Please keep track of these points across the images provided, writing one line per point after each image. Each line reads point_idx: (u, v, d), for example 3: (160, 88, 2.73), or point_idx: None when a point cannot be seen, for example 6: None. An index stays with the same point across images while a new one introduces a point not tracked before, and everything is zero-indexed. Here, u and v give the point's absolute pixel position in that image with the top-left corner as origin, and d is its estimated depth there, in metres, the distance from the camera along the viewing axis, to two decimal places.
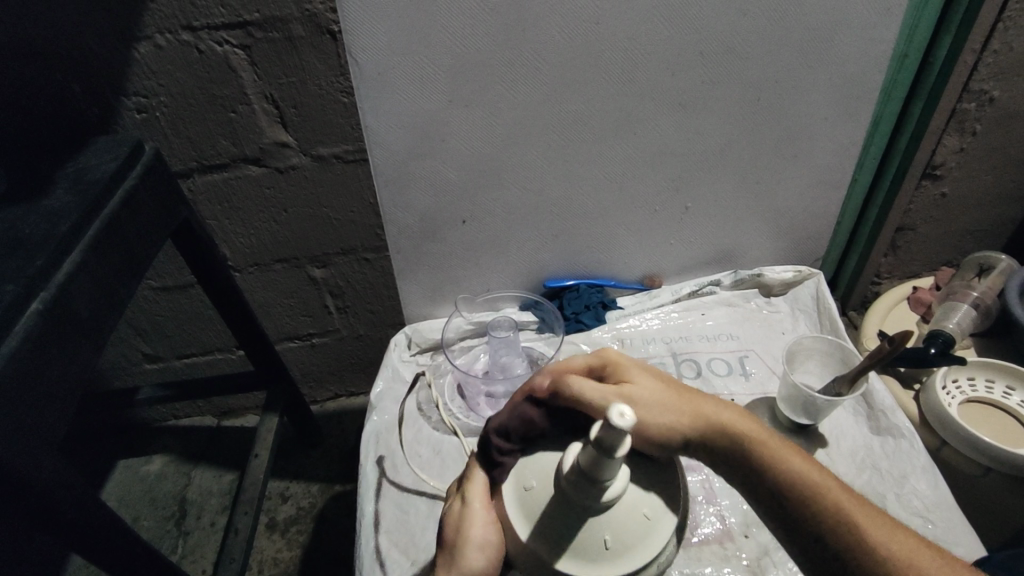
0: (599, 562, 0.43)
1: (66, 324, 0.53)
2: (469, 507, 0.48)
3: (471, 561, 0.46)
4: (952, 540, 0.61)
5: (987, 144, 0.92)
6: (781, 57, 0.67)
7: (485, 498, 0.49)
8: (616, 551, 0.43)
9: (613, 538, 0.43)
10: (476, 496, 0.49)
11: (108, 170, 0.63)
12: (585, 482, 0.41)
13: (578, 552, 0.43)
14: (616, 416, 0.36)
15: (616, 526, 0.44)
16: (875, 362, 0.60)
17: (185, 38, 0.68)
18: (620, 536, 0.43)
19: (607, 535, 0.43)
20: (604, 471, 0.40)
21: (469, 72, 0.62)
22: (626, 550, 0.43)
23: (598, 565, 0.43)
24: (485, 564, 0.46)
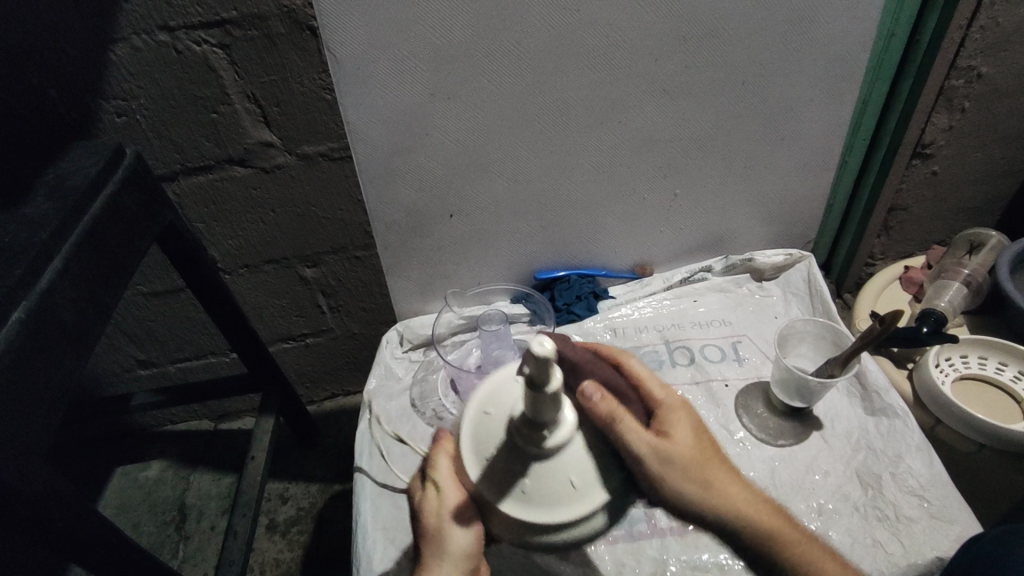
0: (564, 505, 0.47)
1: (50, 332, 0.53)
2: (444, 493, 0.50)
3: (457, 540, 0.49)
4: (948, 518, 0.61)
5: (977, 120, 0.92)
6: (764, 38, 0.66)
7: (453, 479, 0.51)
8: (576, 490, 0.48)
9: (575, 478, 0.48)
10: (448, 482, 0.51)
11: (89, 175, 0.62)
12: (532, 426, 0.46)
13: (540, 500, 0.47)
14: (536, 348, 0.40)
15: (573, 467, 0.48)
16: (865, 344, 0.59)
17: (162, 39, 0.67)
18: (580, 477, 0.48)
19: (569, 479, 0.48)
20: (546, 410, 0.44)
21: (450, 64, 0.61)
22: (587, 489, 0.48)
23: (560, 508, 0.47)
24: (472, 539, 0.50)
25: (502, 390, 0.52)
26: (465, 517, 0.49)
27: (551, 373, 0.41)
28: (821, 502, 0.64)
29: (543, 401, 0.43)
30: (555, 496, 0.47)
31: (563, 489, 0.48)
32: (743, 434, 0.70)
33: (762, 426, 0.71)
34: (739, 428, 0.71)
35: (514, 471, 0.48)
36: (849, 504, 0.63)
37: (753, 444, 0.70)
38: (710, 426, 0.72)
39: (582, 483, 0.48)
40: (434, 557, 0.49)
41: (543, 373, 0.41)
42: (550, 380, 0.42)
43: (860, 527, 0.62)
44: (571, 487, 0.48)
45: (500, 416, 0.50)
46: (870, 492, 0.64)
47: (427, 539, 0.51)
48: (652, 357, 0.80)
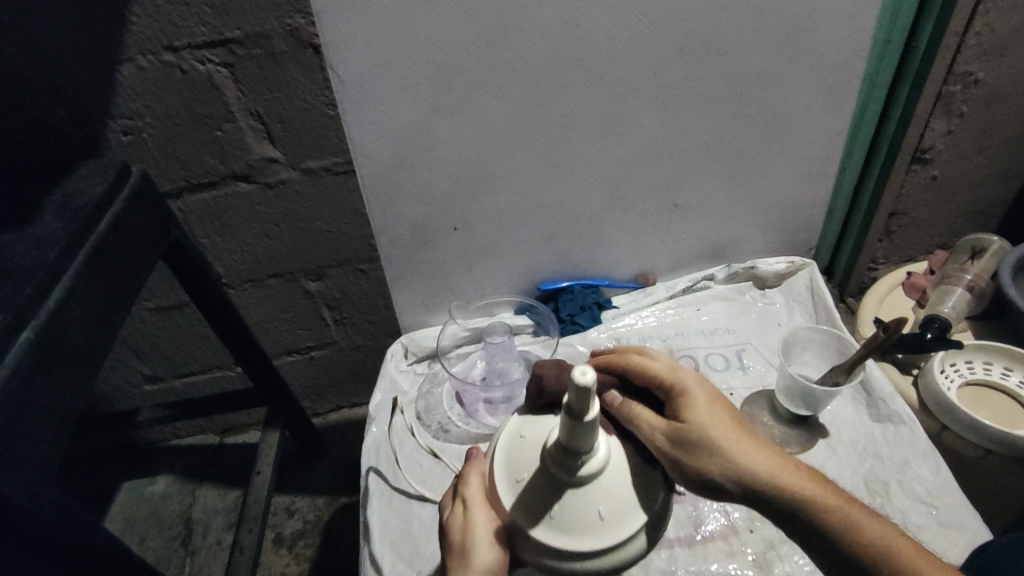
0: (594, 536, 0.44)
1: (58, 352, 0.53)
2: (471, 509, 0.49)
3: (480, 558, 0.46)
4: (957, 525, 0.60)
5: (975, 125, 0.92)
6: (763, 49, 0.67)
7: (482, 497, 0.50)
8: (605, 522, 0.44)
9: (604, 509, 0.45)
10: (476, 500, 0.50)
11: (96, 195, 0.63)
12: (565, 453, 0.44)
13: (570, 527, 0.44)
14: (577, 377, 0.39)
15: (605, 495, 0.45)
16: (871, 352, 0.59)
17: (167, 59, 0.68)
18: (611, 506, 0.45)
19: (600, 509, 0.45)
20: (580, 438, 0.42)
21: (450, 80, 0.62)
22: (617, 520, 0.45)
23: (591, 538, 0.44)
24: (496, 558, 0.46)
25: (539, 413, 0.50)
26: (488, 532, 0.47)
27: (587, 399, 0.39)
28: None
29: (579, 429, 0.41)
30: (587, 524, 0.44)
31: (594, 519, 0.44)
32: None
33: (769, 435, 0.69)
34: None
35: (544, 494, 0.45)
36: None
37: None
38: None
39: (613, 514, 0.44)
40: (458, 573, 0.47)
41: (579, 401, 0.40)
42: (588, 409, 0.40)
43: None
44: (602, 518, 0.44)
45: (533, 438, 0.48)
46: (877, 500, 0.63)
47: (452, 555, 0.49)
48: None
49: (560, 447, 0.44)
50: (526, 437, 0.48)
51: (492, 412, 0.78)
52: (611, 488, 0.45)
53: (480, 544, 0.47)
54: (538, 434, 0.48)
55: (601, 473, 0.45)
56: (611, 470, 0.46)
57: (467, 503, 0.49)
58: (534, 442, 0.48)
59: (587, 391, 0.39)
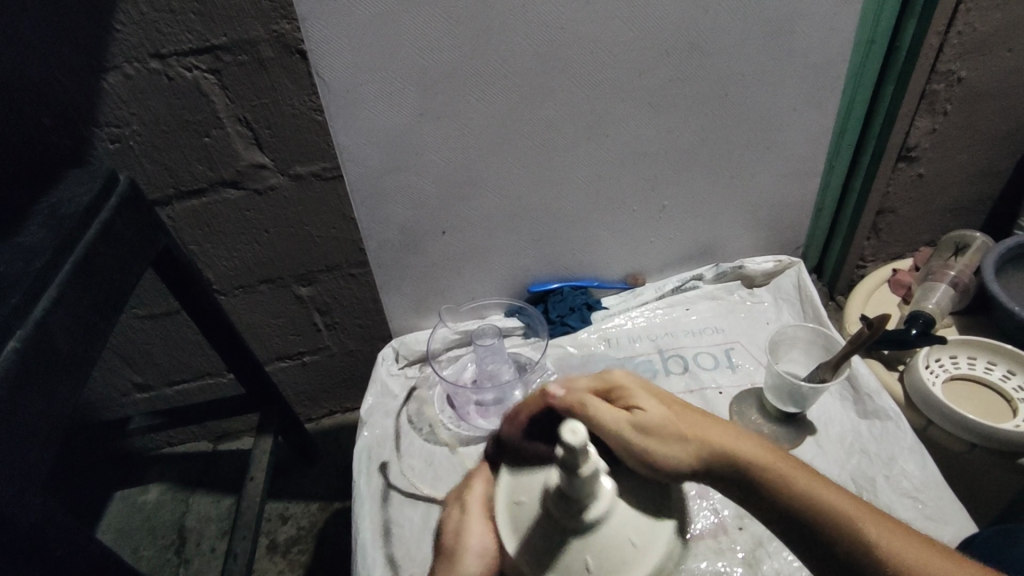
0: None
1: (46, 361, 0.53)
2: (468, 516, 0.53)
3: (468, 567, 0.50)
4: (943, 518, 0.60)
5: (958, 123, 0.94)
6: (746, 51, 0.67)
7: (482, 509, 0.54)
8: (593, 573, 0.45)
9: (593, 559, 0.46)
10: (476, 509, 0.53)
11: (83, 203, 0.63)
12: (564, 497, 0.46)
13: (556, 564, 0.46)
14: (568, 433, 0.42)
15: (600, 543, 0.46)
16: (857, 348, 0.60)
17: (154, 66, 0.68)
18: (600, 553, 0.46)
19: (587, 557, 0.46)
20: (574, 485, 0.44)
21: (436, 85, 0.63)
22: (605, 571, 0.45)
23: None
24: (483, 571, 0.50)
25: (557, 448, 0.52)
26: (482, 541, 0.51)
27: (578, 455, 0.42)
28: None
29: (573, 478, 0.43)
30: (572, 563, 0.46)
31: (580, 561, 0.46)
32: None
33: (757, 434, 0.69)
34: None
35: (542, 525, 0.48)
36: None
37: None
38: None
39: (600, 565, 0.45)
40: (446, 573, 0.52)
41: (572, 455, 0.42)
42: (585, 463, 0.43)
43: None
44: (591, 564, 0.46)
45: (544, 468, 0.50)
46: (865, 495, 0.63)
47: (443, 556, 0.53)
48: (646, 366, 0.79)
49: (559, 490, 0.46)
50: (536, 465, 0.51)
51: (484, 414, 0.78)
52: (609, 540, 0.46)
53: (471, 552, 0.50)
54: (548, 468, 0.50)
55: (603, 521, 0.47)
56: (613, 522, 0.47)
57: (467, 511, 0.53)
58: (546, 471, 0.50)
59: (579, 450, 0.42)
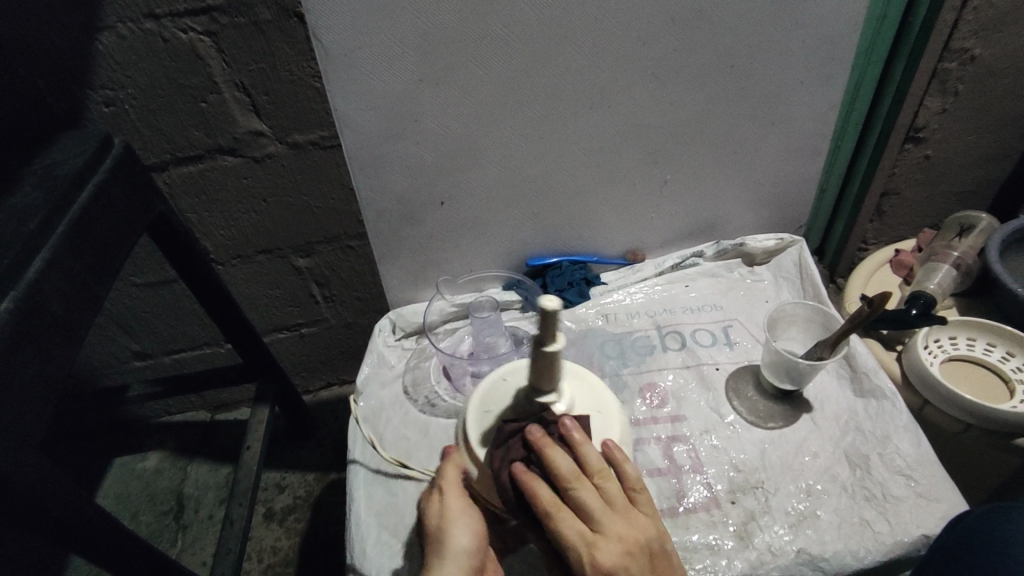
0: None
1: (39, 322, 0.53)
2: (445, 496, 0.52)
3: (456, 538, 0.49)
4: (935, 496, 0.60)
5: (968, 103, 0.92)
6: (755, 21, 0.66)
7: (457, 490, 0.53)
8: None
9: None
10: (451, 486, 0.53)
11: (76, 165, 0.62)
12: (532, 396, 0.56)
13: None
14: (546, 301, 0.45)
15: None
16: (855, 326, 0.59)
17: (149, 27, 0.67)
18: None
19: None
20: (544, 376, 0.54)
21: (437, 50, 0.61)
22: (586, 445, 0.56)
23: None
24: (473, 542, 0.49)
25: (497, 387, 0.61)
26: (468, 519, 0.50)
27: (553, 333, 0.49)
28: (809, 482, 0.63)
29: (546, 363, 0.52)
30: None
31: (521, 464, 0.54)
32: (734, 418, 0.69)
33: (753, 410, 0.70)
34: (730, 411, 0.70)
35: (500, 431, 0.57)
36: (837, 484, 0.62)
37: (743, 427, 0.68)
38: (701, 410, 0.70)
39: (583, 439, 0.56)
40: (433, 556, 0.49)
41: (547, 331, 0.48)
42: (552, 340, 0.50)
43: (848, 507, 0.60)
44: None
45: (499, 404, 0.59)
46: (858, 472, 0.63)
47: (429, 544, 0.50)
48: (643, 342, 0.79)
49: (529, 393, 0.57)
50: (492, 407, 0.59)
51: None
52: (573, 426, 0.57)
53: (456, 521, 0.49)
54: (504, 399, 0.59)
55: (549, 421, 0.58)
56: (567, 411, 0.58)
57: (442, 492, 0.52)
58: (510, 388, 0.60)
59: (553, 315, 0.46)
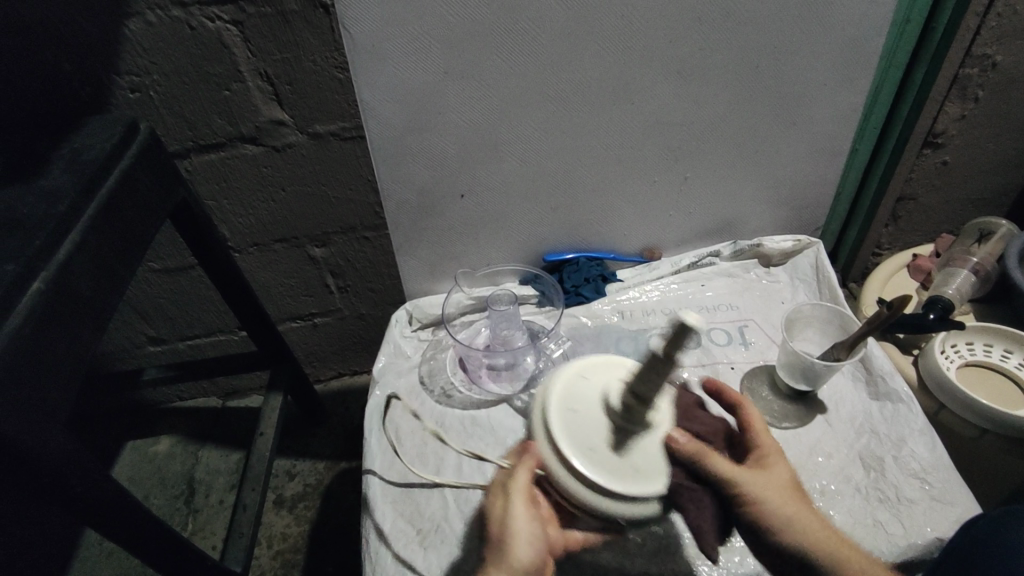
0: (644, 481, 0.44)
1: (67, 302, 0.54)
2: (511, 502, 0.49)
3: (520, 555, 0.48)
4: (948, 500, 0.60)
5: (989, 109, 0.92)
6: (779, 21, 0.66)
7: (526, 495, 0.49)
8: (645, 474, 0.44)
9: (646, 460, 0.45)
10: (517, 493, 0.49)
11: (104, 149, 0.63)
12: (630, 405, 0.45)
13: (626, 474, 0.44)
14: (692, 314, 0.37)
15: (640, 452, 0.45)
16: (870, 329, 0.59)
17: (176, 15, 0.67)
18: (643, 461, 0.45)
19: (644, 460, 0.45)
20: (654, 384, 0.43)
21: (461, 43, 0.61)
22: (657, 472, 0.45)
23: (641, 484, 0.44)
24: (535, 559, 0.48)
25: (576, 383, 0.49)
26: (530, 536, 0.49)
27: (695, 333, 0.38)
28: (823, 483, 0.63)
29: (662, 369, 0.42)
30: (617, 461, 0.44)
31: (628, 471, 0.44)
32: None
33: (767, 409, 0.70)
34: None
35: (592, 431, 0.45)
36: (851, 486, 0.63)
37: None
38: None
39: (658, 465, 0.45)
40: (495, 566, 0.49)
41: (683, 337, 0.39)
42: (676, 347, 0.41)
43: (861, 508, 0.61)
44: (636, 472, 0.44)
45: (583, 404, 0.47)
46: (872, 474, 0.63)
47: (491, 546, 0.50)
48: (659, 340, 0.79)
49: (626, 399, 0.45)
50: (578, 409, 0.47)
51: (495, 379, 0.77)
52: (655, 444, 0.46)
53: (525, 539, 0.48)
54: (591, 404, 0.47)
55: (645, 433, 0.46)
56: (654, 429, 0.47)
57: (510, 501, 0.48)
58: (595, 382, 0.48)
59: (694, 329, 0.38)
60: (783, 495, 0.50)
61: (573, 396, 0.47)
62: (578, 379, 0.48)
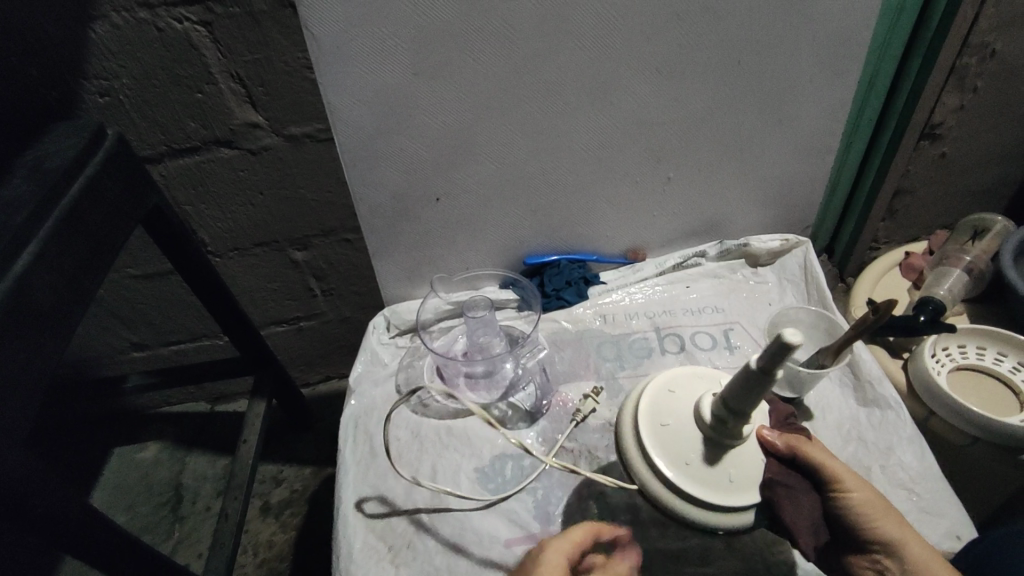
0: (729, 495, 0.43)
1: (25, 319, 0.52)
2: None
3: None
4: (938, 511, 0.58)
5: (989, 100, 0.89)
6: (764, 14, 0.63)
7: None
8: (740, 486, 0.44)
9: (737, 474, 0.44)
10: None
11: (67, 157, 0.61)
12: (727, 417, 0.44)
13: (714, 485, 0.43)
14: (789, 333, 0.36)
15: (734, 460, 0.45)
16: (857, 334, 0.57)
17: (142, 17, 0.65)
18: (740, 471, 0.44)
19: (732, 473, 0.44)
20: (752, 397, 0.41)
21: (431, 43, 0.59)
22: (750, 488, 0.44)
23: (732, 496, 0.43)
24: None
25: (664, 396, 0.48)
26: None
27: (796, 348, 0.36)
28: None
29: (759, 384, 0.40)
30: (706, 478, 0.43)
31: (724, 482, 0.43)
32: None
33: None
34: None
35: (684, 444, 0.45)
36: None
37: None
38: None
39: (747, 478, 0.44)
40: None
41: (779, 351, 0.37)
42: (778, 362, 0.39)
43: None
44: (733, 483, 0.44)
45: (676, 418, 0.46)
46: None
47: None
48: (641, 345, 0.77)
49: (721, 411, 0.44)
50: (669, 424, 0.45)
51: (473, 387, 0.75)
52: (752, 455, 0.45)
53: None
54: (682, 415, 0.46)
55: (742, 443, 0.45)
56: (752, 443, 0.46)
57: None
58: (682, 399, 0.47)
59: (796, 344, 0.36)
60: (879, 506, 0.50)
61: (664, 409, 0.46)
62: (666, 393, 0.48)
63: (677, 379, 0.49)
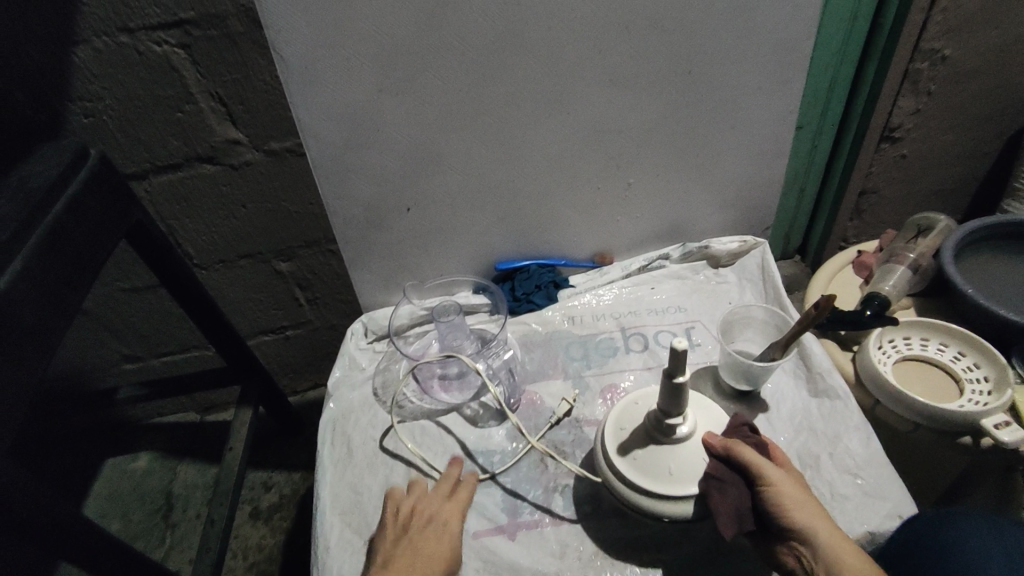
0: (664, 483, 0.56)
1: (9, 331, 0.54)
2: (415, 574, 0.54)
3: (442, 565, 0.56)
4: (882, 494, 0.61)
5: (942, 103, 0.92)
6: (711, 27, 0.67)
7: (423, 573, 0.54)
8: (677, 476, 0.56)
9: (676, 466, 0.57)
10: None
11: (50, 176, 0.64)
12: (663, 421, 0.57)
13: (650, 474, 0.57)
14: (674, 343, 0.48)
15: (678, 457, 0.57)
16: (803, 328, 0.60)
17: (123, 41, 0.69)
18: (680, 465, 0.57)
19: (671, 465, 0.57)
20: (675, 401, 0.54)
21: (396, 60, 0.63)
22: (684, 479, 0.56)
23: (663, 485, 0.56)
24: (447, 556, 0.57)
25: (628, 406, 0.63)
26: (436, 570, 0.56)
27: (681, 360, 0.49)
28: None
29: (673, 392, 0.54)
30: (648, 467, 0.57)
31: (663, 473, 0.57)
32: None
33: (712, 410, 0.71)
34: None
35: (636, 442, 0.59)
36: None
37: None
38: None
39: (682, 470, 0.56)
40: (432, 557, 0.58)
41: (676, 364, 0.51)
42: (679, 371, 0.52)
43: None
44: (672, 474, 0.57)
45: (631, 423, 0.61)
46: (808, 471, 0.64)
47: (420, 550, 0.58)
48: (607, 344, 0.80)
49: (659, 415, 0.57)
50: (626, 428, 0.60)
51: (446, 388, 0.77)
52: (694, 451, 0.58)
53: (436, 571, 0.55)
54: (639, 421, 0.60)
55: (683, 440, 0.58)
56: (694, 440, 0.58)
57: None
58: (644, 409, 0.61)
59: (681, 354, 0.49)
60: (798, 498, 0.53)
61: (626, 417, 0.61)
62: (633, 405, 0.63)
63: (643, 394, 0.63)
